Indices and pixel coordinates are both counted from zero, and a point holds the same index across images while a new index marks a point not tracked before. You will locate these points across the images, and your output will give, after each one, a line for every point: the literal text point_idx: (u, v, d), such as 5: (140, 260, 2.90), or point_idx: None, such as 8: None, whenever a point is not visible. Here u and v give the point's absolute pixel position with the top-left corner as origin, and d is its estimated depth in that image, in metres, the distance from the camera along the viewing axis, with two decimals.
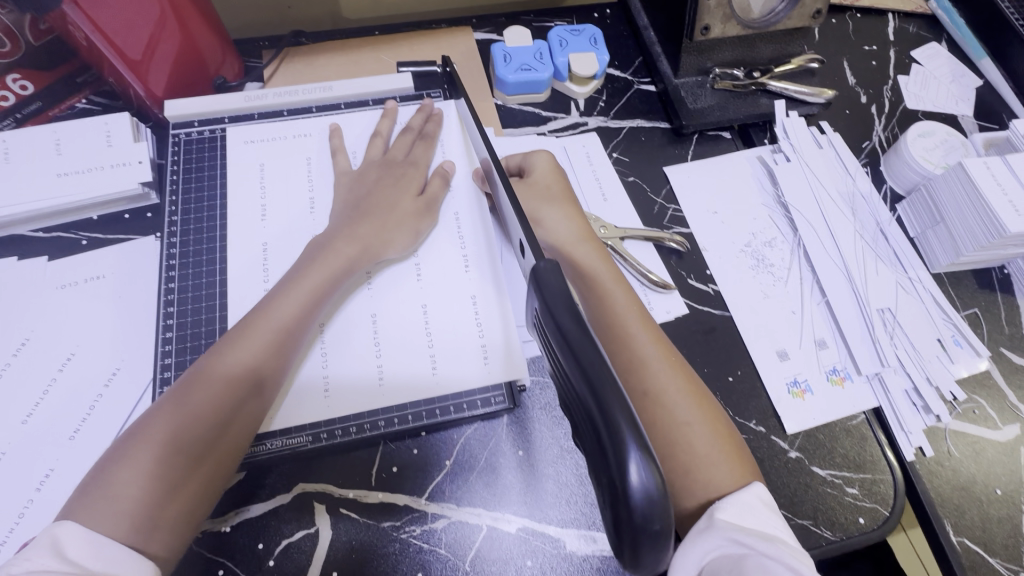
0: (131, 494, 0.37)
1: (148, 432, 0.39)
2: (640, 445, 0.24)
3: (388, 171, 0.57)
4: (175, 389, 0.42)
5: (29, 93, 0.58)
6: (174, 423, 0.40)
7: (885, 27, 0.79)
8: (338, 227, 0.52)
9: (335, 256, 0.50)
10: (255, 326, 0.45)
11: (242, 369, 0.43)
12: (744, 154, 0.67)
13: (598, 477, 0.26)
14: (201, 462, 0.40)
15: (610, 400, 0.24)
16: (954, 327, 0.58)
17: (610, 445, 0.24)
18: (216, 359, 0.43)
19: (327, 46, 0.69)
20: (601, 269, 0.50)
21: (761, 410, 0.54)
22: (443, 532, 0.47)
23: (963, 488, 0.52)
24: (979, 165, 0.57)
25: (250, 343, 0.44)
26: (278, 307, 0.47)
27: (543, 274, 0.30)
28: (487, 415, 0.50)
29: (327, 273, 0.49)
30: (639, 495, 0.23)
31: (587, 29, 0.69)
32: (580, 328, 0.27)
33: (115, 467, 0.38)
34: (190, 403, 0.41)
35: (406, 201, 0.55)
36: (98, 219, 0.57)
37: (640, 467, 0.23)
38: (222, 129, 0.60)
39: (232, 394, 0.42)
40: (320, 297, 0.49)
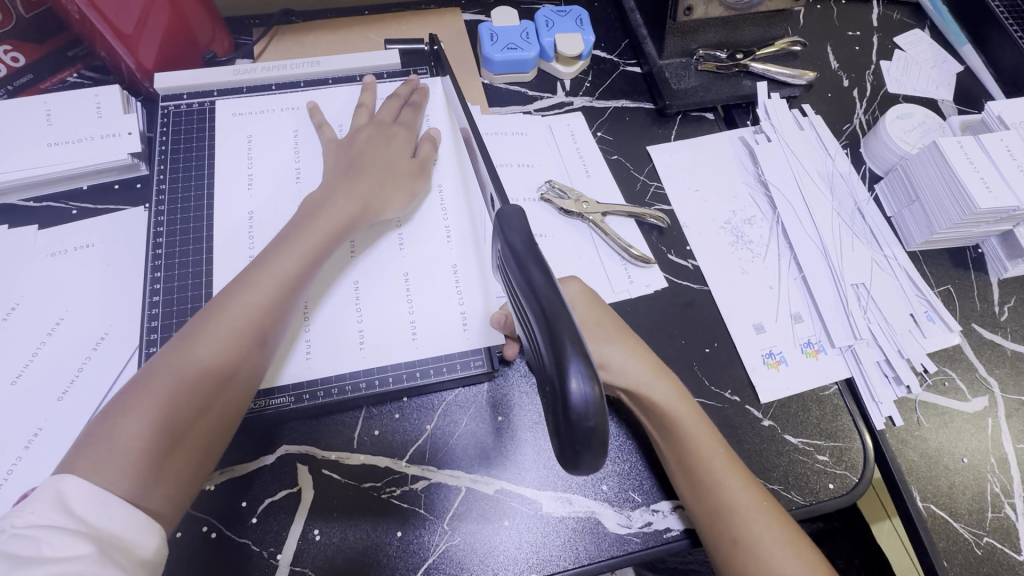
0: (132, 446, 0.38)
1: (147, 388, 0.40)
2: (582, 360, 0.28)
3: (380, 132, 0.57)
4: (172, 347, 0.42)
5: (20, 65, 0.59)
6: (173, 380, 0.40)
7: (869, 14, 0.80)
8: (332, 187, 0.52)
9: (332, 214, 0.50)
10: (251, 285, 0.45)
11: (239, 327, 0.43)
12: (725, 134, 0.68)
13: (547, 390, 0.30)
14: (201, 416, 0.41)
15: (559, 326, 0.28)
16: (927, 303, 0.59)
17: (556, 360, 0.28)
18: (212, 317, 0.43)
19: (317, 25, 0.70)
20: (681, 408, 0.48)
21: (737, 381, 0.55)
22: (423, 492, 0.48)
23: (932, 457, 0.53)
24: (953, 144, 0.58)
25: (246, 299, 0.44)
26: (274, 266, 0.46)
27: (507, 217, 0.33)
28: (468, 379, 0.52)
29: (324, 233, 0.49)
30: (578, 401, 0.28)
31: (573, 10, 0.70)
32: (543, 273, 0.30)
33: (114, 421, 0.38)
34: (191, 360, 0.41)
35: (402, 161, 0.56)
36: (88, 189, 0.58)
37: (581, 381, 0.28)
38: (210, 102, 0.60)
39: (230, 351, 0.43)
40: (316, 256, 0.48)
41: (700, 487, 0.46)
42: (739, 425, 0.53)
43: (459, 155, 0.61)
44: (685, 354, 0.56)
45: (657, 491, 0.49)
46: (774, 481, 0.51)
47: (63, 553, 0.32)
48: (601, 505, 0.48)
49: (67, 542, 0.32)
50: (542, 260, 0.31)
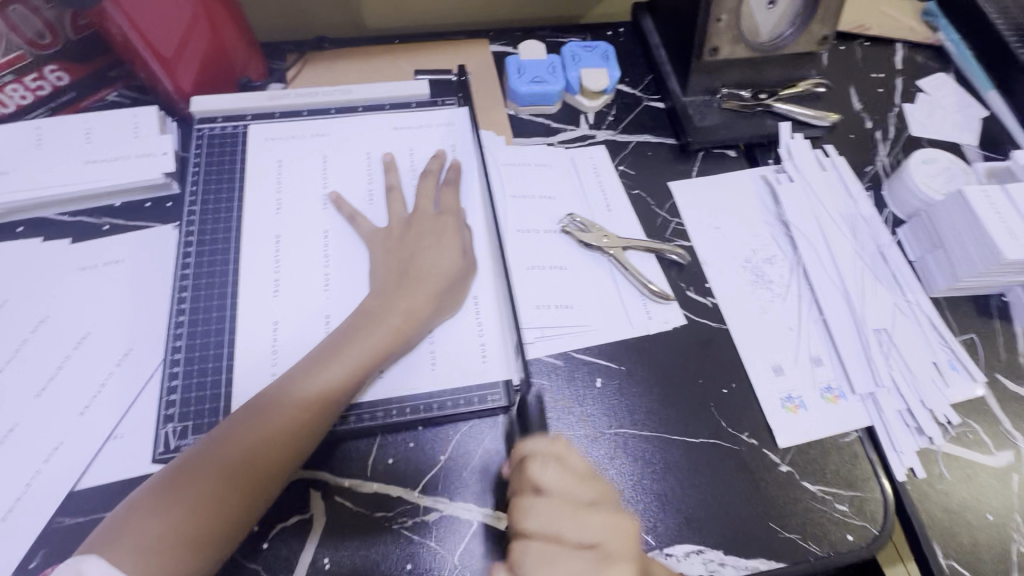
0: (150, 527, 0.40)
1: (175, 488, 0.41)
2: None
3: (428, 227, 0.55)
4: (205, 448, 0.43)
5: (64, 83, 0.61)
6: (200, 485, 0.42)
7: (893, 56, 0.81)
8: (382, 293, 0.52)
9: (375, 327, 0.49)
10: (287, 394, 0.46)
11: (268, 441, 0.44)
12: (747, 172, 0.68)
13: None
14: (213, 528, 0.41)
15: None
16: (950, 351, 0.59)
17: None
18: (247, 424, 0.44)
19: (348, 52, 0.72)
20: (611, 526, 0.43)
21: (754, 423, 0.54)
22: (435, 525, 0.48)
23: (954, 511, 0.52)
24: (979, 192, 0.58)
25: (279, 412, 0.45)
26: (310, 381, 0.46)
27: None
28: (485, 412, 0.52)
29: (367, 347, 0.48)
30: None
31: (599, 46, 0.71)
32: None
33: (139, 516, 0.40)
34: (226, 449, 0.43)
35: (450, 264, 0.54)
36: (120, 205, 0.59)
37: None
38: (244, 126, 0.62)
39: (255, 463, 0.43)
40: (355, 370, 0.47)
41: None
42: (756, 469, 0.52)
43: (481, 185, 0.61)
44: (702, 394, 0.55)
45: (673, 534, 0.48)
46: (791, 530, 0.50)
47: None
48: None
49: None
50: None
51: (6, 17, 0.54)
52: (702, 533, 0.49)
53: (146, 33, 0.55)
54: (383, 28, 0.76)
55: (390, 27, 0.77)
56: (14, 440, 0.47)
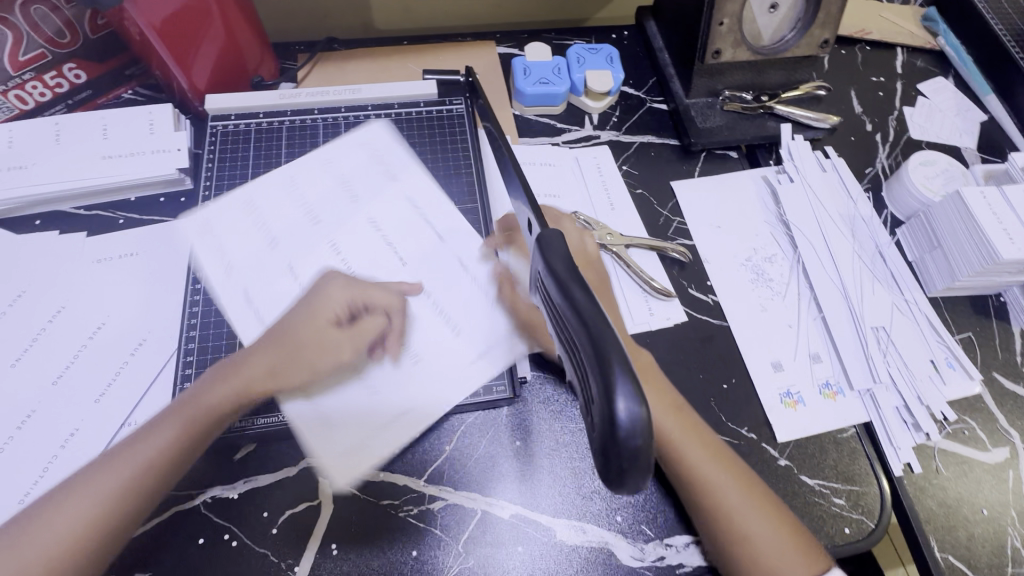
0: (65, 522, 0.41)
1: (59, 506, 0.41)
2: (630, 380, 0.27)
3: (355, 276, 0.51)
4: (121, 443, 0.44)
5: (81, 81, 0.63)
6: (82, 506, 0.41)
7: (894, 61, 0.82)
8: (290, 323, 0.49)
9: (274, 360, 0.47)
10: (175, 419, 0.45)
11: (184, 434, 0.44)
12: (749, 173, 0.69)
13: (591, 418, 0.29)
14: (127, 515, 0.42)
15: (602, 333, 0.28)
16: (948, 350, 0.59)
17: (603, 381, 0.27)
18: (133, 446, 0.43)
19: (358, 52, 0.73)
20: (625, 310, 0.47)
21: (754, 418, 0.55)
22: (440, 513, 0.49)
23: (951, 507, 0.53)
24: (976, 194, 0.59)
25: (163, 442, 0.44)
26: (233, 375, 0.47)
27: (546, 241, 0.34)
28: (489, 404, 0.53)
29: (265, 379, 0.46)
30: (626, 422, 0.26)
31: (604, 49, 0.72)
32: (589, 298, 0.29)
33: (24, 529, 0.40)
34: (142, 445, 0.44)
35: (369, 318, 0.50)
36: (134, 200, 0.61)
37: (627, 399, 0.26)
38: (256, 124, 0.64)
39: (137, 488, 0.43)
40: (251, 397, 0.46)
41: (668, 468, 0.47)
42: (756, 463, 0.53)
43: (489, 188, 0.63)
44: (702, 389, 0.56)
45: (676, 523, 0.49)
46: None
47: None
48: (616, 536, 0.49)
49: None
50: (584, 281, 0.30)
51: (27, 15, 0.56)
52: None
53: (159, 31, 0.56)
54: (391, 29, 0.78)
55: (399, 28, 0.78)
56: (33, 426, 0.48)
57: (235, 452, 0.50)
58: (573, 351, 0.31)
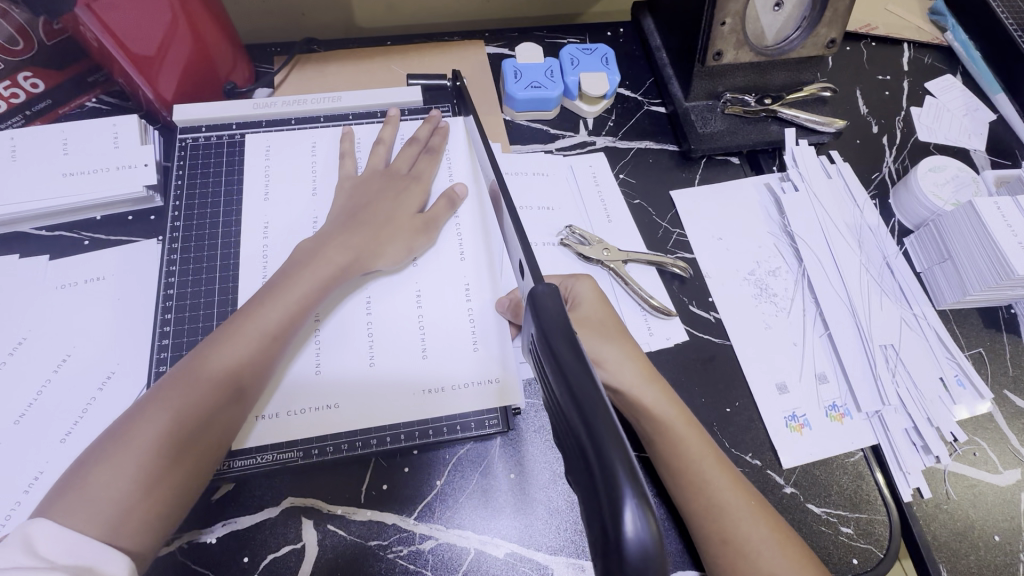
0: (108, 490, 0.37)
1: (126, 437, 0.39)
2: (637, 491, 0.23)
3: (390, 182, 0.56)
4: (150, 402, 0.41)
5: (39, 91, 0.58)
6: (138, 452, 0.39)
7: (900, 58, 0.79)
8: (330, 232, 0.52)
9: (322, 261, 0.49)
10: (232, 333, 0.45)
11: (221, 381, 0.43)
12: (751, 180, 0.66)
13: (594, 519, 0.25)
14: (178, 473, 0.40)
15: (601, 428, 0.25)
16: (958, 367, 0.57)
17: (607, 486, 0.24)
18: (191, 367, 0.43)
19: (338, 54, 0.69)
20: (634, 361, 0.50)
21: (757, 443, 0.53)
22: (431, 553, 0.46)
23: (960, 533, 0.51)
24: (989, 204, 0.56)
25: (226, 354, 0.44)
26: (259, 319, 0.46)
27: (540, 300, 0.32)
28: (482, 437, 0.50)
29: (318, 280, 0.49)
30: (633, 545, 0.23)
31: (599, 49, 0.68)
32: (575, 355, 0.29)
33: (91, 468, 0.38)
34: (177, 400, 0.41)
35: (406, 215, 0.54)
36: (101, 219, 0.57)
37: (635, 517, 0.23)
38: (230, 135, 0.60)
39: (208, 404, 0.42)
40: (307, 299, 0.48)
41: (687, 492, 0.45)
42: (760, 491, 0.51)
43: (481, 206, 0.59)
44: (705, 413, 0.54)
45: (678, 558, 0.47)
46: None
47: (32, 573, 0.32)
48: None
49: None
50: (577, 346, 0.29)
51: None
52: None
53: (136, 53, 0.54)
54: (373, 28, 0.73)
55: (382, 28, 0.74)
56: None
57: (212, 493, 0.47)
58: (570, 433, 0.28)
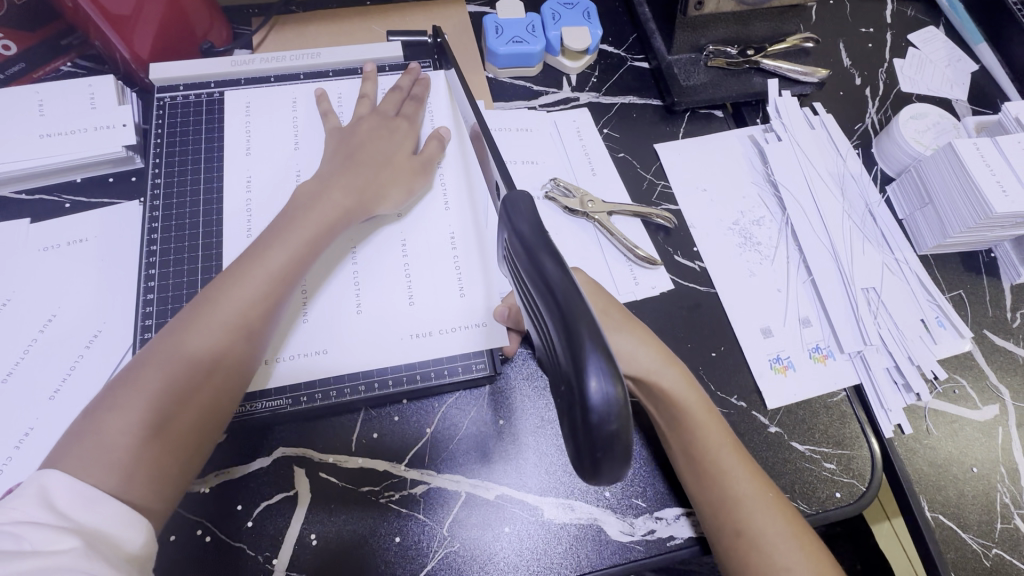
0: (114, 439, 0.37)
1: (130, 387, 0.39)
2: (603, 358, 0.25)
3: (382, 122, 0.56)
4: (152, 352, 0.40)
5: (12, 53, 0.57)
6: (143, 401, 0.38)
7: (882, 10, 0.78)
8: (328, 177, 0.51)
9: (322, 207, 0.48)
10: (234, 280, 0.44)
11: (223, 329, 0.42)
12: (735, 133, 0.66)
13: (564, 390, 0.28)
14: (185, 420, 0.39)
15: (574, 306, 0.26)
16: (938, 308, 0.58)
17: (574, 357, 0.26)
18: (195, 315, 0.42)
19: (316, 15, 0.68)
20: (648, 347, 0.48)
21: (743, 386, 0.54)
22: (423, 498, 0.47)
23: (940, 466, 0.52)
24: (969, 146, 0.57)
25: (230, 301, 0.43)
26: (259, 267, 0.45)
27: (514, 205, 0.32)
28: (469, 383, 0.50)
29: (319, 227, 0.48)
30: (598, 402, 0.25)
31: (580, 3, 0.68)
32: (549, 251, 0.29)
33: (98, 417, 0.38)
34: (181, 348, 0.40)
35: (402, 158, 0.54)
36: (81, 182, 0.56)
37: (600, 378, 0.25)
38: (209, 94, 0.59)
39: (213, 352, 0.41)
40: (312, 245, 0.47)
41: (701, 480, 0.45)
42: (746, 431, 0.52)
43: (464, 157, 0.59)
44: (692, 358, 0.54)
45: (663, 496, 0.48)
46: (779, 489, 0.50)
47: (48, 548, 0.31)
48: (604, 512, 0.47)
49: (52, 537, 0.31)
50: (553, 248, 0.29)
51: None
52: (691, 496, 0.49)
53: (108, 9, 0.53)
54: None
55: None
56: None
57: None
58: (545, 328, 0.29)
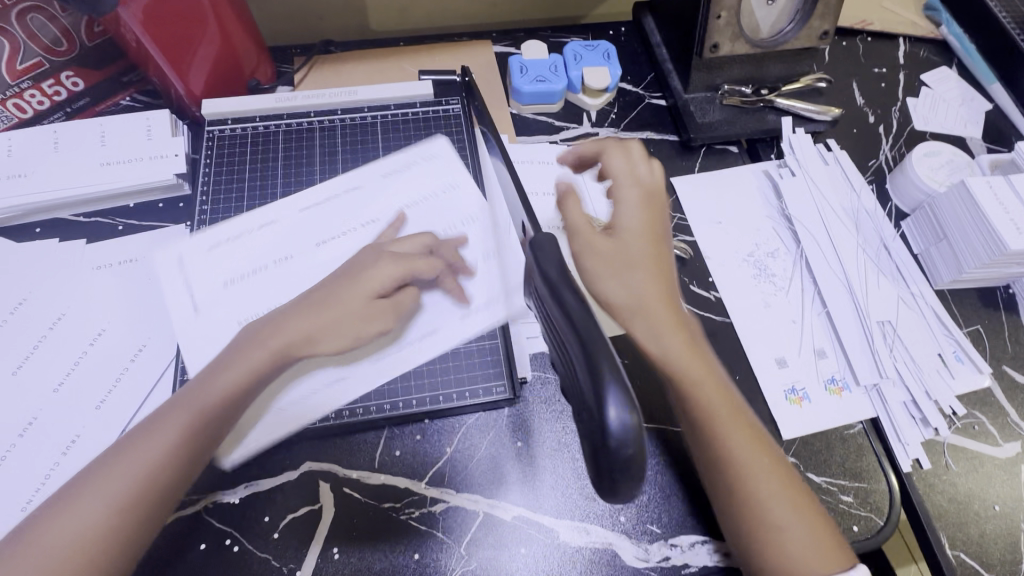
0: (62, 541, 0.38)
1: (88, 488, 0.40)
2: (621, 390, 0.30)
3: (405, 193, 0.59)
4: (116, 453, 0.41)
5: (79, 89, 0.63)
6: (97, 499, 0.39)
7: (895, 52, 0.81)
8: (326, 281, 0.49)
9: (281, 329, 0.46)
10: (200, 387, 0.44)
11: (183, 434, 0.42)
12: (750, 167, 0.69)
13: (587, 421, 0.33)
14: (132, 527, 0.39)
15: (595, 351, 0.31)
16: (955, 342, 0.58)
17: (596, 387, 0.31)
18: (150, 427, 0.42)
19: (353, 54, 0.73)
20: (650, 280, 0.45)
21: (758, 416, 0.54)
22: (441, 516, 0.48)
23: (961, 503, 0.52)
24: (982, 184, 0.58)
25: (181, 417, 0.42)
26: (235, 368, 0.44)
27: (539, 245, 0.36)
28: (489, 405, 0.52)
29: (286, 343, 0.46)
30: (616, 427, 0.30)
31: (601, 45, 0.72)
32: (576, 300, 0.33)
33: (54, 517, 0.39)
34: (141, 451, 0.41)
35: (372, 301, 0.48)
36: (134, 206, 0.61)
37: (617, 407, 0.30)
38: (253, 128, 0.64)
39: (173, 455, 0.41)
40: (293, 347, 0.46)
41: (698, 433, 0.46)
42: None
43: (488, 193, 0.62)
44: None
45: (681, 523, 0.49)
46: None
47: None
48: (620, 537, 0.48)
49: None
50: (574, 285, 0.34)
51: (25, 25, 0.56)
52: (706, 523, 0.49)
53: (157, 40, 0.56)
54: (388, 31, 0.78)
55: (395, 31, 0.79)
56: (34, 434, 0.48)
57: None
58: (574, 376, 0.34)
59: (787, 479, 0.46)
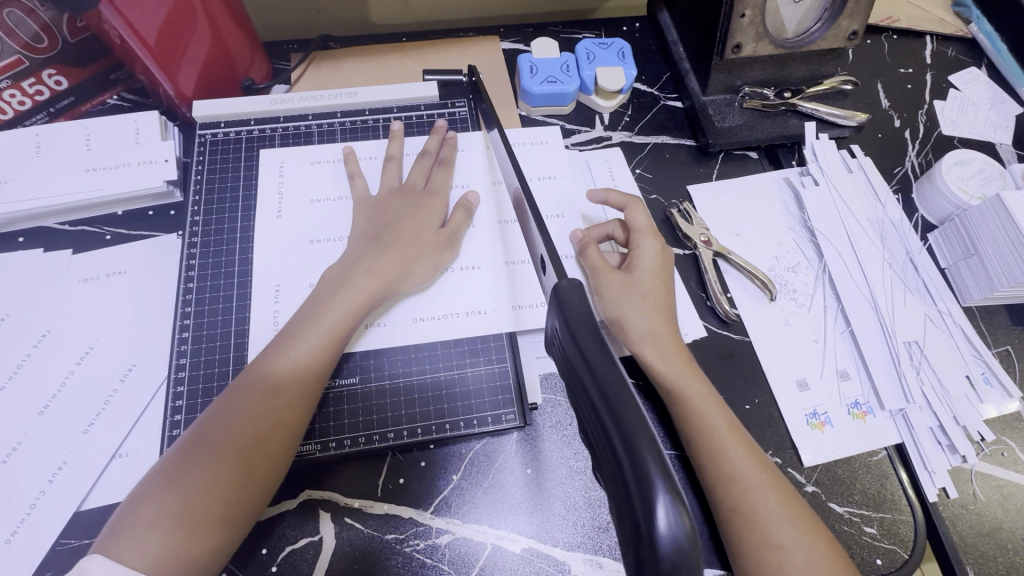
0: (182, 494, 0.40)
1: (200, 446, 0.42)
2: (670, 491, 0.25)
3: (409, 199, 0.56)
4: (219, 415, 0.44)
5: (63, 88, 0.59)
6: (210, 454, 0.41)
7: (922, 51, 0.77)
8: (361, 253, 0.52)
9: (351, 287, 0.50)
10: (290, 344, 0.47)
11: (285, 385, 0.45)
12: (771, 175, 0.65)
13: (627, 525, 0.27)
14: (244, 477, 0.41)
15: (634, 430, 0.27)
16: (984, 364, 0.56)
17: (642, 485, 0.26)
18: (227, 409, 0.44)
19: (354, 50, 0.70)
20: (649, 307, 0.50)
21: (778, 441, 0.52)
22: (446, 548, 0.46)
23: (989, 534, 0.50)
24: (1018, 198, 0.55)
25: (268, 382, 0.45)
26: (319, 323, 0.48)
27: (564, 296, 0.34)
28: (497, 431, 0.50)
29: (354, 301, 0.49)
30: (667, 541, 0.25)
31: (615, 43, 0.68)
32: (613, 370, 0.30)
33: (171, 472, 0.41)
34: (246, 406, 0.44)
35: (430, 232, 0.55)
36: (123, 214, 0.58)
37: (668, 513, 0.25)
38: (247, 131, 0.61)
39: (275, 408, 0.44)
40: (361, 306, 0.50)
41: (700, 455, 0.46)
42: None
43: (498, 206, 0.59)
44: None
45: None
46: None
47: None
48: None
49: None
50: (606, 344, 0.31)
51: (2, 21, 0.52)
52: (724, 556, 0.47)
53: (145, 38, 0.52)
54: (390, 26, 0.74)
55: (398, 25, 0.75)
56: (17, 460, 0.46)
57: None
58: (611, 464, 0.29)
59: (791, 499, 0.44)
